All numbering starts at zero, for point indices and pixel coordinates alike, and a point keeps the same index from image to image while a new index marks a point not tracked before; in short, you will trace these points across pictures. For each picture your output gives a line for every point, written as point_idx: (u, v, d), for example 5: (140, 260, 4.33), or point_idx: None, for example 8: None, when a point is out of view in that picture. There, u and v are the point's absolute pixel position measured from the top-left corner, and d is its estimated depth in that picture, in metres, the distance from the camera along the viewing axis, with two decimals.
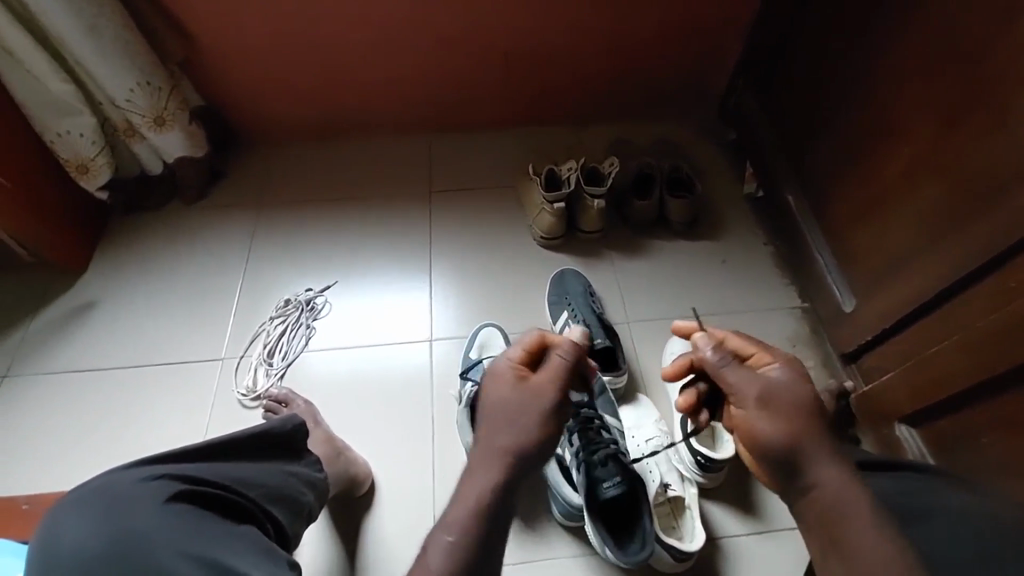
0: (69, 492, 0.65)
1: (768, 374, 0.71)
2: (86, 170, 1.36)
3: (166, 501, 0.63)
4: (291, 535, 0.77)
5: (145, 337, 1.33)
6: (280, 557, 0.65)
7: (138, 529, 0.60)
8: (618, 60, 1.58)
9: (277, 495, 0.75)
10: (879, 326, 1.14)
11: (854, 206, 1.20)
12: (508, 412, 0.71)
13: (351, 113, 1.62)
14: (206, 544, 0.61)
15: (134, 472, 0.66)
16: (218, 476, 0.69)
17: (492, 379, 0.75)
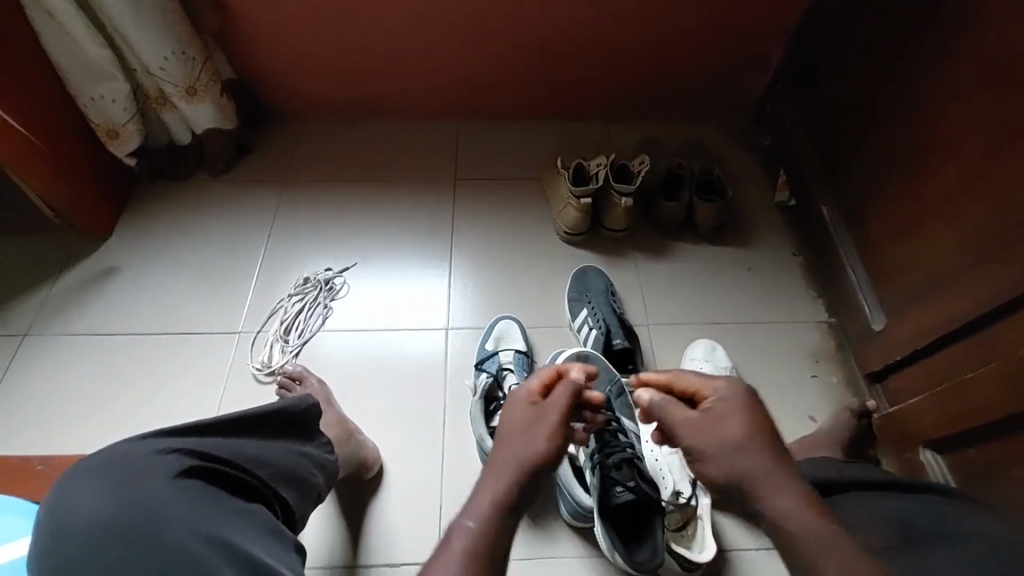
0: (75, 462, 0.62)
1: (718, 422, 0.72)
2: (116, 136, 1.37)
3: (181, 477, 0.62)
4: (298, 516, 0.78)
5: (165, 306, 1.33)
6: (287, 539, 0.67)
7: (154, 504, 0.58)
8: (656, 57, 1.55)
9: (289, 476, 0.75)
10: (911, 347, 1.10)
11: (892, 221, 1.16)
12: (526, 433, 0.74)
13: (381, 94, 1.60)
14: (221, 524, 0.60)
15: (145, 445, 0.64)
16: (229, 454, 0.69)
17: (508, 405, 0.80)
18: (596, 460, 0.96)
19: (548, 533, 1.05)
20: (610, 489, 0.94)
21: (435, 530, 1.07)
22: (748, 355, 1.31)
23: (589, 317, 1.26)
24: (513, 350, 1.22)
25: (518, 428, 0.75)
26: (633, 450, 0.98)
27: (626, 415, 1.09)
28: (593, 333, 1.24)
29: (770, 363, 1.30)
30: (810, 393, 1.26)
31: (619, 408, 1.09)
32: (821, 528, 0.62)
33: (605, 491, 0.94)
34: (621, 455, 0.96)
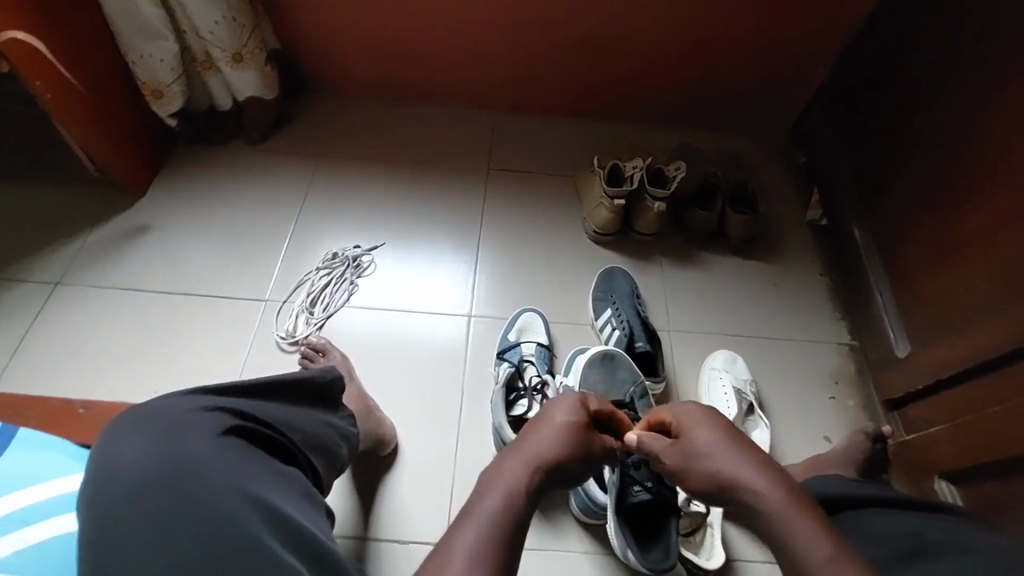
0: (125, 413, 0.66)
1: (690, 442, 0.71)
2: (160, 95, 1.38)
3: (221, 433, 0.64)
4: (324, 482, 0.79)
5: (194, 268, 1.35)
6: (318, 505, 0.68)
7: (195, 456, 0.61)
8: (700, 64, 1.54)
9: (318, 444, 0.77)
10: (934, 377, 1.10)
11: (926, 249, 1.15)
12: (549, 430, 0.69)
13: (422, 77, 1.60)
14: (256, 481, 0.62)
15: (191, 401, 0.67)
16: (266, 416, 0.71)
17: (557, 405, 0.74)
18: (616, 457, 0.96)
19: (556, 527, 1.06)
20: (628, 489, 0.95)
21: (445, 512, 1.08)
22: (768, 369, 1.31)
23: (613, 317, 1.27)
24: (535, 343, 1.23)
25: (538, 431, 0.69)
26: None
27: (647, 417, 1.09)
28: (616, 334, 1.24)
29: (789, 380, 1.30)
30: (827, 413, 1.26)
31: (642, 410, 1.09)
32: (803, 522, 0.59)
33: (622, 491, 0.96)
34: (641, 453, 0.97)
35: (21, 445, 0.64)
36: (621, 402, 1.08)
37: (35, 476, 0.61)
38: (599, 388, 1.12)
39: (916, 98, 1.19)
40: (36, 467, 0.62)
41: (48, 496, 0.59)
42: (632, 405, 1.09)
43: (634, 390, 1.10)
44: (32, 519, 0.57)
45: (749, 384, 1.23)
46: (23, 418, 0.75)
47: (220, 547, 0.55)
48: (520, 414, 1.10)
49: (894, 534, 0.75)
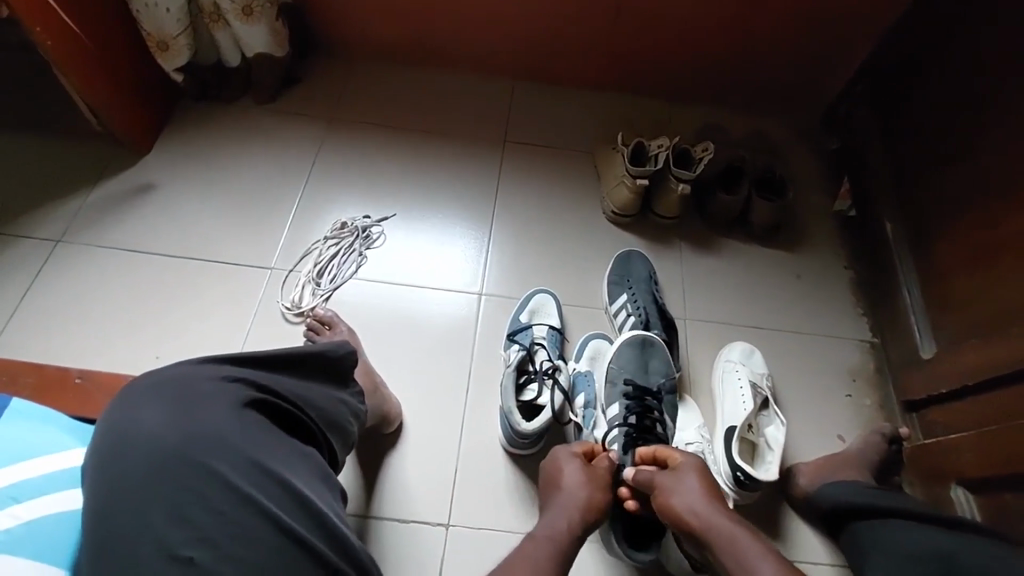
0: (140, 377, 0.63)
1: (685, 480, 0.85)
2: (166, 48, 1.32)
3: (240, 406, 0.62)
4: (339, 460, 0.77)
5: (200, 232, 1.31)
6: (335, 487, 0.66)
7: (213, 429, 0.58)
8: (734, 38, 1.45)
9: (332, 421, 0.73)
10: (961, 381, 1.06)
11: (963, 249, 1.10)
12: (574, 479, 0.88)
13: (439, 40, 1.52)
14: (276, 459, 0.60)
15: (208, 369, 0.65)
16: (283, 389, 0.68)
17: (565, 452, 0.93)
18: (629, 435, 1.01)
19: None
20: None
21: (448, 493, 1.06)
22: (785, 364, 1.27)
23: (629, 303, 1.23)
24: (547, 326, 1.19)
25: (571, 476, 0.89)
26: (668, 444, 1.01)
27: (670, 413, 1.08)
28: (632, 320, 1.20)
29: (806, 375, 1.26)
30: (842, 412, 1.23)
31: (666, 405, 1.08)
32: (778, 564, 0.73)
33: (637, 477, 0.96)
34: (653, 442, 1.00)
35: (14, 417, 0.61)
36: (648, 389, 1.07)
37: (27, 451, 0.58)
38: (629, 367, 1.10)
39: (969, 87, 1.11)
40: (27, 442, 0.59)
41: (38, 473, 0.56)
42: (659, 395, 1.07)
43: (664, 380, 1.10)
44: (20, 498, 0.54)
45: (764, 378, 1.19)
46: (16, 386, 0.72)
47: (236, 526, 0.54)
48: (529, 399, 1.07)
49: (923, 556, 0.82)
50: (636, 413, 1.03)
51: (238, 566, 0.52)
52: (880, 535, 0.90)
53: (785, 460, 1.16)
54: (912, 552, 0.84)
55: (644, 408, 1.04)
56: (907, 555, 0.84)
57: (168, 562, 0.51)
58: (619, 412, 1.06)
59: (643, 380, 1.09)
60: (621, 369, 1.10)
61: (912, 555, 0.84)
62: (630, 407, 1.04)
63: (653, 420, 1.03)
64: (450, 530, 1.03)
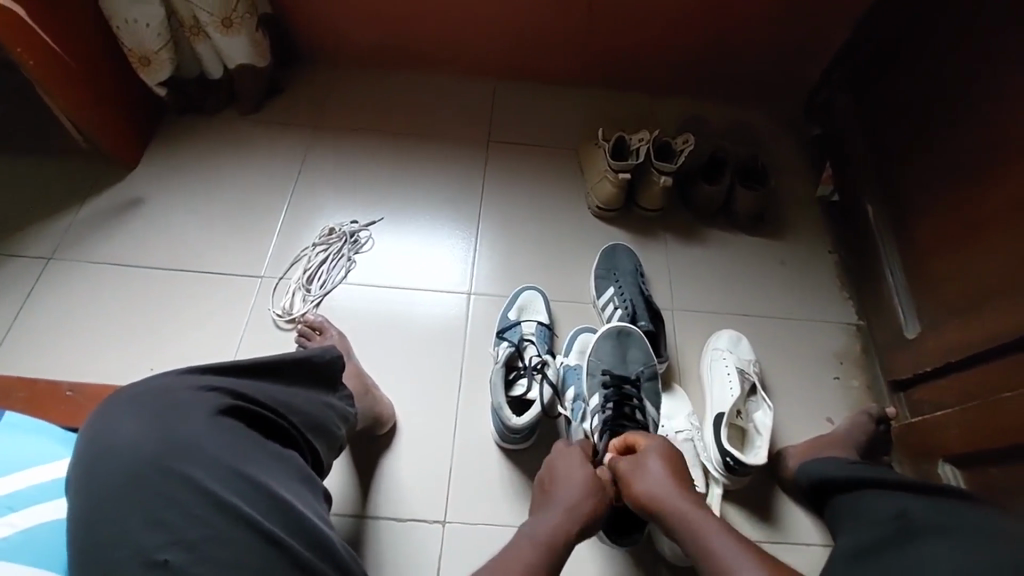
0: (120, 390, 0.65)
1: (648, 466, 0.86)
2: (148, 63, 1.33)
3: (217, 415, 0.63)
4: (325, 463, 0.78)
5: (188, 244, 1.32)
6: (316, 491, 0.67)
7: (188, 438, 0.59)
8: (711, 30, 1.47)
9: (317, 425, 0.75)
10: (943, 360, 1.08)
11: (942, 229, 1.11)
12: (574, 484, 0.86)
13: (419, 43, 1.53)
14: (252, 464, 0.61)
15: (187, 380, 0.66)
16: (263, 397, 0.69)
17: (568, 454, 0.92)
18: (607, 425, 1.01)
19: None
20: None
21: (444, 490, 1.08)
22: (772, 350, 1.29)
23: (615, 296, 1.24)
24: (536, 322, 1.21)
25: (571, 478, 0.87)
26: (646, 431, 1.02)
27: (650, 400, 1.09)
28: (618, 313, 1.22)
29: (793, 360, 1.28)
30: (830, 395, 1.24)
31: (646, 392, 1.09)
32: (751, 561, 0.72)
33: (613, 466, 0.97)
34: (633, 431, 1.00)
35: (10, 430, 0.63)
36: (626, 378, 1.07)
37: (22, 462, 0.60)
38: (606, 359, 1.11)
39: (942, 69, 1.12)
40: (22, 453, 0.61)
41: (35, 481, 0.58)
42: (638, 383, 1.08)
43: (642, 370, 1.10)
44: (16, 507, 0.56)
45: (751, 365, 1.21)
46: (9, 401, 0.74)
47: (212, 530, 0.54)
48: (519, 394, 1.09)
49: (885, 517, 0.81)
50: (613, 402, 1.03)
51: (214, 568, 0.53)
52: (857, 508, 0.88)
53: (774, 444, 1.18)
54: (879, 516, 0.82)
55: (622, 397, 1.04)
56: (874, 518, 0.82)
57: (144, 567, 0.52)
58: (597, 403, 1.05)
59: (620, 370, 1.09)
60: (598, 360, 1.11)
61: (879, 518, 0.81)
62: (607, 397, 1.04)
63: (630, 409, 1.03)
64: (447, 526, 1.04)
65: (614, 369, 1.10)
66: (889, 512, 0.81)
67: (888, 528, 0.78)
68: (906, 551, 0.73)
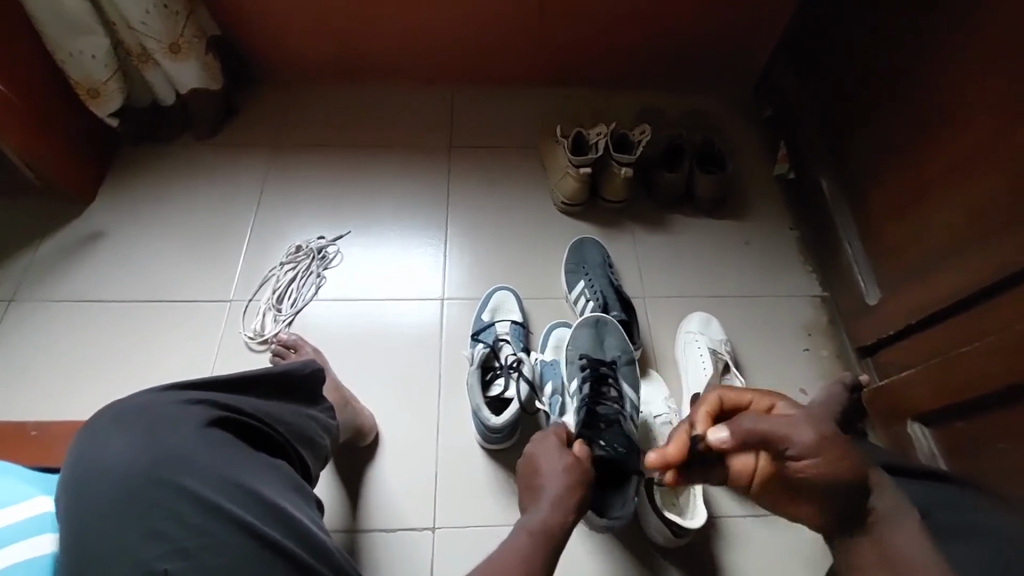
0: (105, 409, 0.64)
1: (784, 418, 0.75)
2: (97, 94, 1.30)
3: (205, 426, 0.63)
4: (313, 473, 0.78)
5: (154, 273, 1.30)
6: (309, 497, 0.66)
7: (178, 449, 0.59)
8: (658, 22, 1.50)
9: (302, 436, 0.74)
10: (903, 323, 1.11)
11: (892, 196, 1.15)
12: (555, 473, 0.84)
13: (372, 55, 1.54)
14: (245, 471, 0.61)
15: (171, 395, 0.65)
16: (250, 408, 0.69)
17: (540, 442, 0.90)
18: (586, 402, 1.02)
19: None
20: (598, 442, 0.95)
21: (431, 497, 1.08)
22: (743, 328, 1.32)
23: (586, 289, 1.26)
24: (509, 321, 1.22)
25: (551, 467, 0.85)
26: (620, 409, 1.03)
27: (628, 383, 1.11)
28: (590, 305, 1.24)
29: (764, 336, 1.31)
30: (802, 367, 1.28)
31: (624, 376, 1.11)
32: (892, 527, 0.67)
33: (590, 443, 0.95)
34: (609, 408, 1.01)
35: None
36: (603, 360, 1.10)
37: None
38: (584, 346, 1.14)
39: (878, 44, 1.16)
40: None
41: (10, 521, 0.57)
42: (615, 366, 1.10)
43: (619, 354, 1.13)
44: None
45: (724, 344, 1.23)
46: None
47: (207, 537, 0.55)
48: (497, 394, 1.10)
49: None
50: (590, 381, 1.05)
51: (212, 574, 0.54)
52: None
53: None
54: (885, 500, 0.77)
55: (599, 378, 1.06)
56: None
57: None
58: (577, 385, 1.08)
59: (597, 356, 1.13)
60: (577, 347, 1.14)
61: None
62: (584, 378, 1.06)
63: (606, 389, 1.05)
64: (437, 532, 1.05)
65: (593, 354, 1.14)
66: None
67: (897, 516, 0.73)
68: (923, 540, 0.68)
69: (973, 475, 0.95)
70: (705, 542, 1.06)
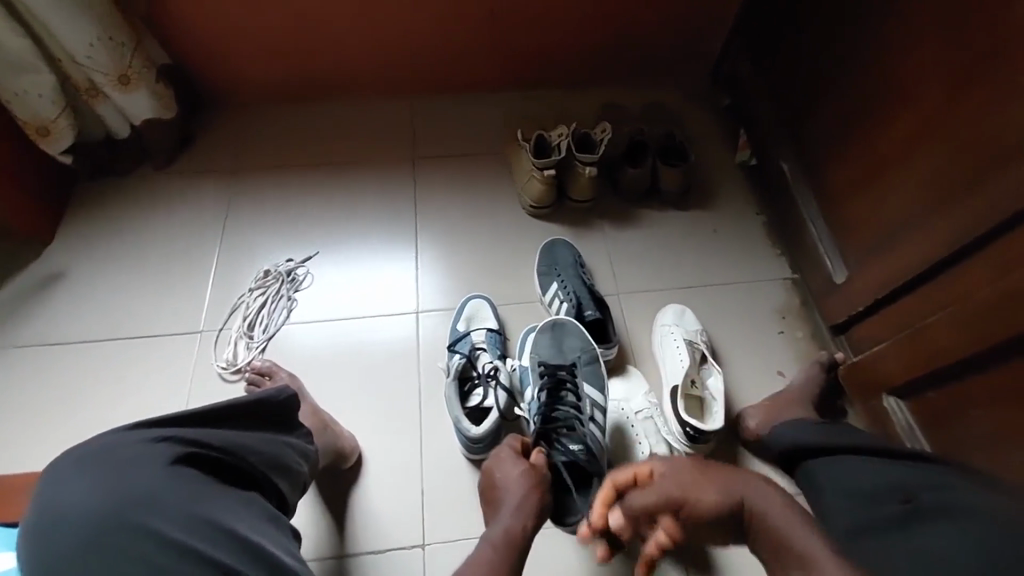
0: (65, 454, 0.62)
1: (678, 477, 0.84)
2: (47, 133, 1.27)
3: (173, 464, 0.61)
4: (290, 503, 0.77)
5: (121, 310, 1.28)
6: (283, 528, 0.66)
7: (145, 491, 0.58)
8: (612, 20, 1.51)
9: (277, 464, 0.73)
10: (871, 299, 1.13)
11: (851, 176, 1.17)
12: (512, 483, 0.90)
13: (329, 72, 1.53)
14: (215, 508, 0.60)
15: (135, 435, 0.64)
16: (220, 441, 0.67)
17: (498, 457, 0.96)
18: (542, 411, 1.03)
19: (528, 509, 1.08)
20: (557, 445, 1.00)
21: (419, 513, 1.07)
22: (718, 316, 1.33)
23: (559, 291, 1.26)
24: (485, 329, 1.21)
25: (509, 479, 0.91)
26: (578, 413, 1.03)
27: (592, 382, 1.11)
28: (565, 306, 1.24)
29: (739, 322, 1.32)
30: (778, 350, 1.29)
31: (586, 375, 1.11)
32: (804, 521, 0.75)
33: (550, 447, 1.00)
34: (566, 414, 1.03)
35: None
36: (560, 365, 1.10)
37: None
38: (544, 351, 1.14)
39: (826, 27, 1.18)
40: None
41: None
42: (574, 368, 1.10)
43: (578, 355, 1.13)
44: None
45: (699, 334, 1.24)
46: None
47: None
48: (476, 404, 1.10)
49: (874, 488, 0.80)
50: (547, 389, 1.05)
51: None
52: (841, 479, 0.85)
53: (733, 406, 1.22)
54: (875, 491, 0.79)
55: (557, 383, 1.06)
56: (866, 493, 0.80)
57: None
58: (535, 393, 1.08)
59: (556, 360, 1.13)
60: (536, 355, 1.14)
61: (866, 491, 0.80)
62: (541, 385, 1.07)
63: (564, 394, 1.05)
64: (428, 548, 1.04)
65: (552, 360, 1.13)
66: (865, 479, 0.82)
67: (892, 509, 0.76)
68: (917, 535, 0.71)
69: (950, 443, 0.97)
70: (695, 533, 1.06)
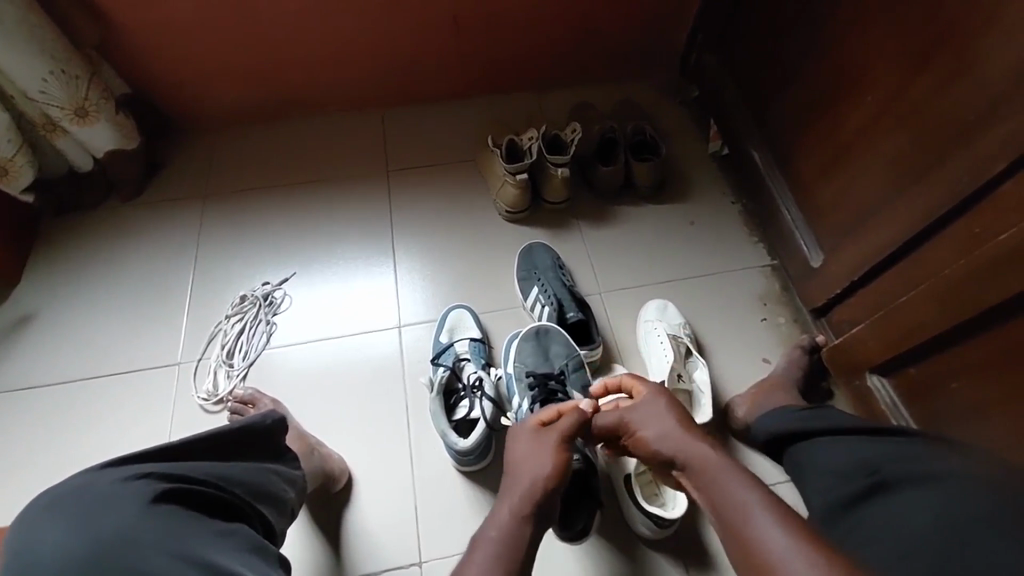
0: (39, 496, 0.63)
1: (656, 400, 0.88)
2: (4, 172, 1.23)
3: (153, 501, 0.62)
4: (278, 530, 0.77)
5: (94, 348, 1.25)
6: (270, 558, 0.67)
7: (123, 532, 0.58)
8: (575, 21, 1.50)
9: (261, 492, 0.75)
10: (847, 281, 1.14)
11: (819, 160, 1.18)
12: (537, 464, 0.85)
13: (293, 88, 1.50)
14: (196, 542, 0.61)
15: (111, 473, 0.64)
16: (198, 473, 0.68)
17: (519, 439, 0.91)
18: None
19: None
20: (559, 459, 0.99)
21: (414, 531, 1.06)
22: (700, 309, 1.33)
23: (541, 294, 1.25)
24: (469, 339, 1.21)
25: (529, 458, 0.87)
26: None
27: (580, 389, 1.11)
28: (546, 310, 1.22)
29: (721, 313, 1.33)
30: (761, 337, 1.30)
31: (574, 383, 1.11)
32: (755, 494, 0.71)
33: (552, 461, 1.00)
34: None
35: None
36: (549, 374, 1.10)
37: None
38: (528, 360, 1.13)
39: (785, 13, 1.18)
40: None
41: None
42: (562, 377, 1.10)
43: (568, 363, 1.12)
44: None
45: (683, 328, 1.26)
46: None
47: None
48: (463, 416, 1.10)
49: (850, 465, 0.78)
50: (540, 402, 1.05)
51: None
52: (818, 461, 0.83)
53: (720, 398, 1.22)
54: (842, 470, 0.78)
55: (548, 394, 1.07)
56: (838, 472, 0.79)
57: None
58: (526, 406, 1.08)
59: (542, 369, 1.12)
60: (521, 364, 1.13)
61: (843, 469, 0.79)
62: (534, 398, 1.06)
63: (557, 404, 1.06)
64: (424, 566, 1.02)
65: (539, 368, 1.13)
66: (841, 457, 0.80)
67: (857, 485, 0.76)
68: (883, 507, 0.71)
69: (935, 418, 0.98)
70: (690, 527, 1.06)
